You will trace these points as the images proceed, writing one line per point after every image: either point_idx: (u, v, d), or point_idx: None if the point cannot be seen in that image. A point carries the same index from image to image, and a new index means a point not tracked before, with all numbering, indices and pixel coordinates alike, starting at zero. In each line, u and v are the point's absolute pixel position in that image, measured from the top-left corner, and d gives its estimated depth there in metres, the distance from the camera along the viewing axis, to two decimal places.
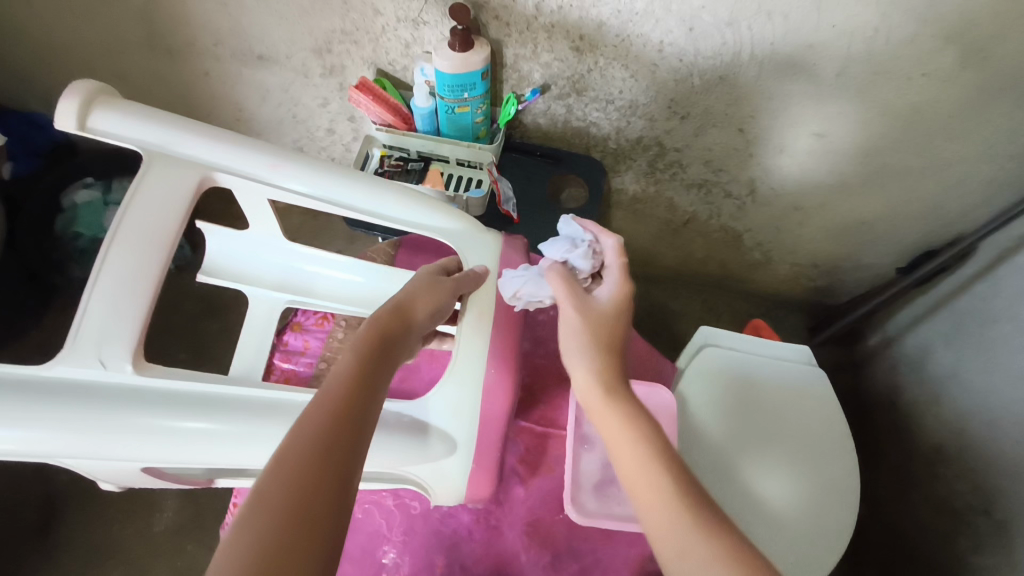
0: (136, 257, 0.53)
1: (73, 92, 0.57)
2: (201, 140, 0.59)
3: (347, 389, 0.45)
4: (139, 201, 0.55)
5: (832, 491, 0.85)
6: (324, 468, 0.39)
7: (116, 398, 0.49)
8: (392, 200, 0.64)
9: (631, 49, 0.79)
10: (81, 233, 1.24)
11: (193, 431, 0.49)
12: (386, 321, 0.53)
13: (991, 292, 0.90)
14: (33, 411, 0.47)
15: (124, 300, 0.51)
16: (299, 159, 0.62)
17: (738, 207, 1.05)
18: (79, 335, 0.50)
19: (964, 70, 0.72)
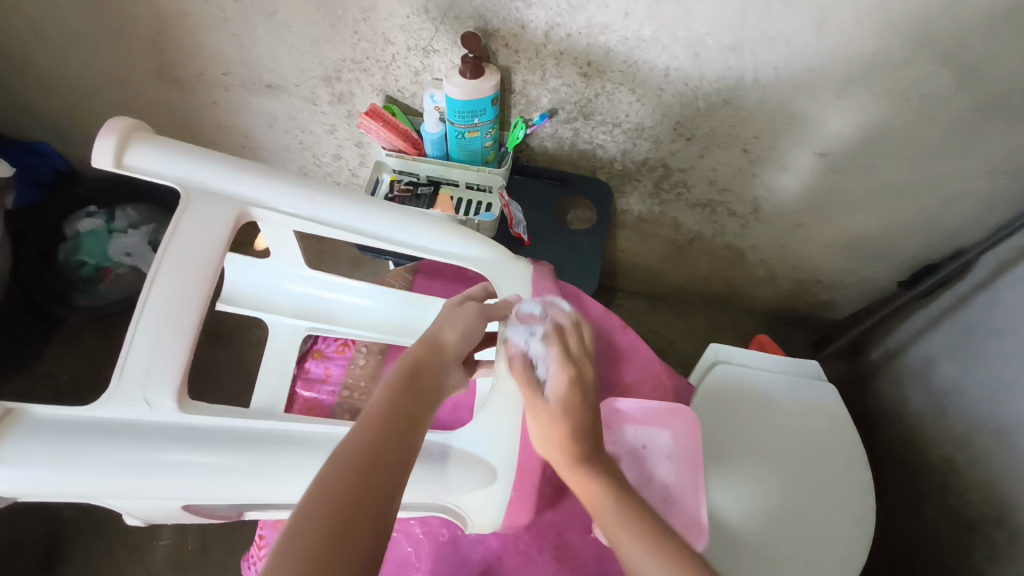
0: (179, 291, 0.53)
1: (110, 129, 0.57)
2: (236, 174, 0.59)
3: (386, 421, 0.47)
4: (180, 235, 0.55)
5: (849, 506, 0.86)
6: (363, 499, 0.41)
7: (160, 437, 0.50)
8: (424, 229, 0.64)
9: (638, 74, 0.81)
10: (85, 262, 1.24)
11: (234, 470, 0.50)
12: (421, 355, 0.55)
13: (994, 306, 0.91)
14: (80, 453, 0.48)
15: (168, 338, 0.52)
16: (334, 192, 0.62)
17: (742, 225, 1.07)
18: (125, 373, 0.51)
19: (962, 92, 0.73)
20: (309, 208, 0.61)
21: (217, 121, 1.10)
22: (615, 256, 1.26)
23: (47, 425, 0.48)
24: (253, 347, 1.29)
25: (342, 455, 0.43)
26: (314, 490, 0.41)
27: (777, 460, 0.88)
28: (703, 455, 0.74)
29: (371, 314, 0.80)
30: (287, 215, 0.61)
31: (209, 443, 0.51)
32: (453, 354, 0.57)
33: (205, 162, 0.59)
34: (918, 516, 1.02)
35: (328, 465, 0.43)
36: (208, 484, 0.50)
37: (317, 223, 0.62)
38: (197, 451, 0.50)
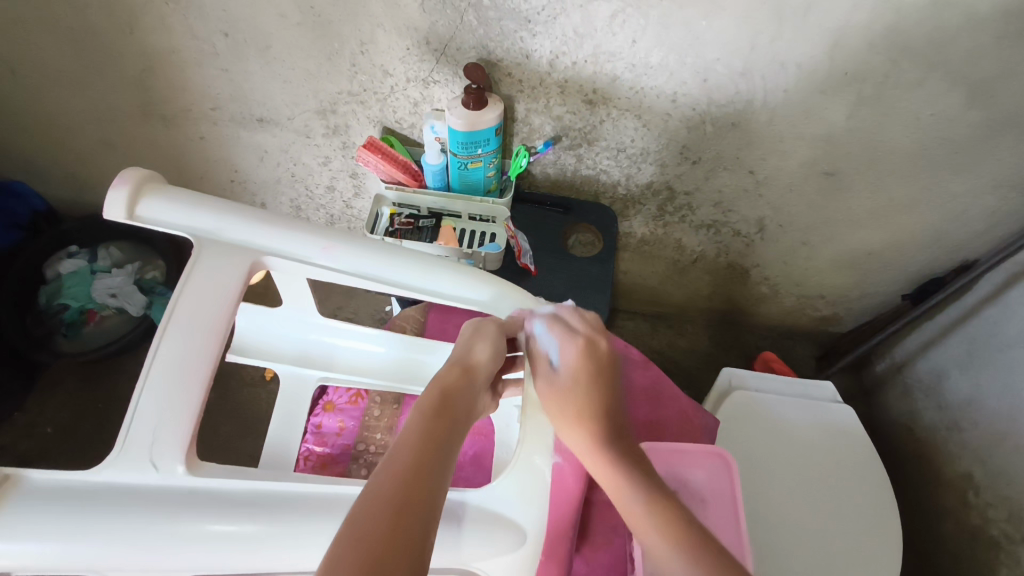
0: (190, 343, 0.50)
1: (122, 180, 0.56)
2: (252, 223, 0.57)
3: (423, 447, 0.46)
4: (193, 284, 0.53)
5: (875, 531, 0.84)
6: (406, 524, 0.41)
7: (163, 504, 0.46)
8: (446, 277, 0.61)
9: (644, 100, 0.80)
10: (67, 304, 1.20)
11: (243, 540, 0.46)
12: (451, 378, 0.54)
13: (1004, 317, 0.91)
14: (77, 525, 0.44)
15: (176, 397, 0.49)
16: (352, 240, 0.59)
17: (746, 245, 1.05)
18: (131, 435, 0.47)
19: (971, 110, 0.72)
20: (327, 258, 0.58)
21: (205, 156, 1.07)
22: (618, 278, 1.24)
23: (46, 494, 0.45)
24: (245, 387, 1.25)
25: (380, 479, 0.43)
26: (356, 520, 0.40)
27: (801, 486, 0.86)
28: (742, 498, 0.70)
29: (373, 359, 0.81)
30: (304, 264, 0.58)
31: (218, 517, 0.46)
32: (485, 376, 0.56)
33: (220, 212, 0.57)
34: (938, 531, 1.02)
35: (368, 491, 0.42)
36: (221, 553, 0.46)
37: (333, 272, 0.59)
38: (206, 521, 0.46)
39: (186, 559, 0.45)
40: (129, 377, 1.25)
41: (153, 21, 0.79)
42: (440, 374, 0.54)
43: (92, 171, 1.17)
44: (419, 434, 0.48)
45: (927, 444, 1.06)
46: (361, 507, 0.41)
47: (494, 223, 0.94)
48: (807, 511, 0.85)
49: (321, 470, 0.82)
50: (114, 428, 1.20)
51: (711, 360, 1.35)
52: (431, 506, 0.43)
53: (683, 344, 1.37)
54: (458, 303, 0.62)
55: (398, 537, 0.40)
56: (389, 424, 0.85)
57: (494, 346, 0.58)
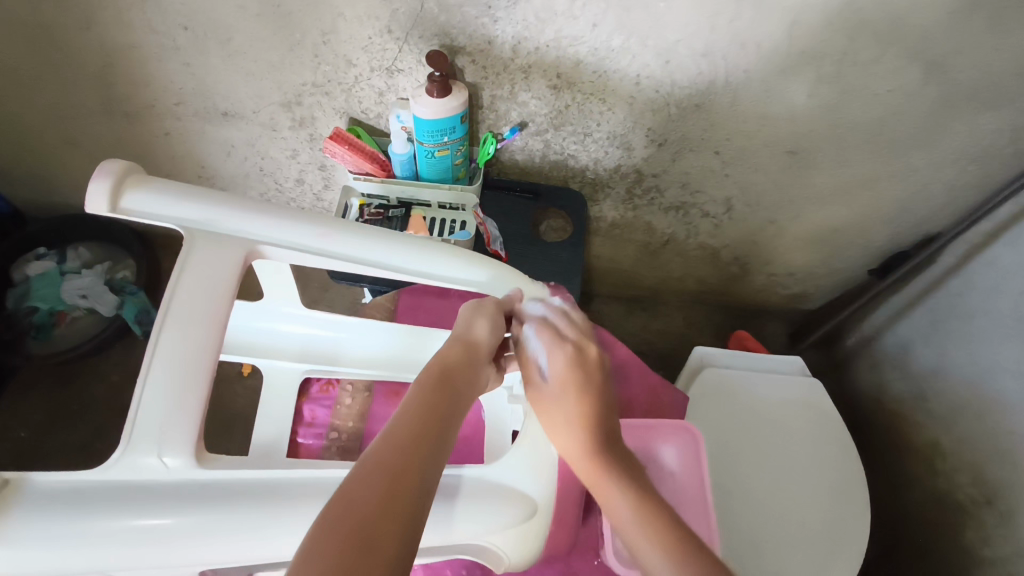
0: (193, 335, 0.47)
1: (99, 172, 0.51)
2: (247, 212, 0.54)
3: (424, 417, 0.47)
4: (189, 276, 0.49)
5: (847, 499, 0.87)
6: (403, 490, 0.41)
7: (182, 499, 0.45)
8: (447, 259, 0.60)
9: (608, 84, 0.80)
10: (36, 307, 1.17)
11: (255, 532, 0.46)
12: (451, 355, 0.54)
13: (964, 288, 0.94)
14: (91, 527, 0.42)
15: (179, 396, 0.45)
16: (351, 226, 0.57)
17: (715, 225, 1.07)
18: (134, 433, 0.44)
19: (925, 85, 0.74)
20: (327, 245, 0.56)
21: (170, 151, 1.05)
22: (591, 262, 1.25)
23: (51, 496, 0.43)
24: (222, 383, 1.24)
25: (380, 446, 0.43)
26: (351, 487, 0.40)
27: (771, 458, 0.89)
28: (709, 470, 0.73)
29: (372, 349, 0.81)
30: (303, 251, 0.56)
31: (230, 508, 0.46)
32: (485, 352, 0.57)
33: (211, 201, 0.54)
34: (907, 497, 1.05)
35: (366, 458, 0.42)
36: (237, 542, 0.46)
37: (335, 258, 0.57)
38: (220, 517, 0.45)
39: (200, 554, 0.45)
40: (103, 378, 1.24)
41: (109, 15, 0.78)
42: (441, 350, 0.55)
43: (54, 171, 1.14)
44: (420, 405, 0.48)
45: (895, 414, 1.09)
46: (359, 472, 0.41)
47: (464, 211, 0.95)
48: (779, 482, 0.87)
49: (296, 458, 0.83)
50: (90, 430, 1.19)
51: (686, 341, 1.38)
52: (429, 475, 0.43)
53: (658, 327, 1.38)
54: (461, 284, 0.61)
55: (394, 502, 0.40)
56: (361, 412, 0.87)
57: (493, 321, 0.59)
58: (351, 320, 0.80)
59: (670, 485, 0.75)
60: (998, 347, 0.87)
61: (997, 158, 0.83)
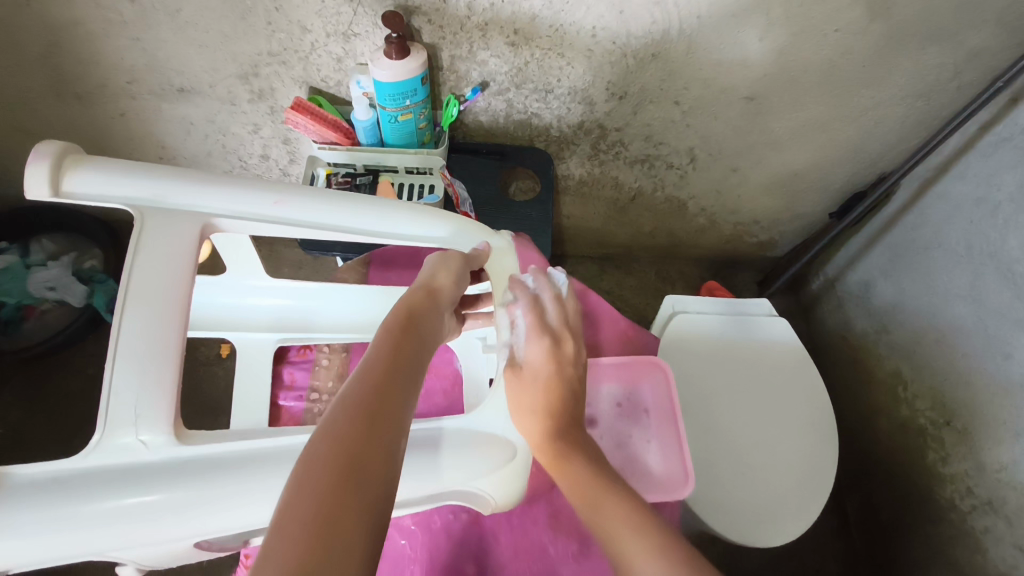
0: (158, 316, 0.47)
1: (38, 155, 0.50)
2: (196, 185, 0.53)
3: (393, 359, 0.46)
4: (143, 254, 0.49)
5: (811, 432, 0.91)
6: (378, 429, 0.40)
7: (165, 475, 0.45)
8: (406, 216, 0.61)
9: (565, 38, 0.81)
10: (3, 302, 1.15)
11: (248, 499, 0.46)
12: (416, 300, 0.55)
13: (920, 223, 0.97)
14: (79, 511, 0.42)
15: (151, 371, 0.45)
16: (302, 191, 0.57)
17: (680, 176, 1.09)
18: (110, 416, 0.45)
19: (872, 22, 0.76)
20: (286, 215, 0.56)
21: (128, 133, 1.03)
22: (561, 223, 1.27)
23: (33, 487, 0.42)
24: (202, 365, 1.24)
25: (360, 381, 0.43)
26: (327, 429, 0.39)
27: (742, 395, 0.92)
28: (680, 408, 0.75)
29: (344, 314, 0.83)
30: (260, 222, 0.56)
31: (221, 477, 0.46)
32: (445, 301, 0.58)
33: (156, 177, 0.53)
34: (873, 427, 1.10)
35: (342, 394, 0.42)
36: (233, 512, 0.45)
37: (289, 225, 0.57)
38: (211, 486, 0.45)
39: (199, 527, 0.44)
40: (79, 371, 1.23)
41: None
42: (404, 301, 0.55)
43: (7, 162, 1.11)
44: (385, 350, 0.47)
45: (861, 350, 1.14)
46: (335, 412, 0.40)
47: (431, 174, 0.95)
48: (752, 416, 0.91)
49: (280, 422, 0.85)
50: (70, 426, 1.18)
51: (659, 295, 1.41)
52: (399, 413, 0.42)
53: (632, 283, 1.41)
54: (423, 242, 0.63)
55: (377, 435, 0.40)
56: (338, 372, 0.89)
57: (456, 274, 0.60)
58: (318, 285, 0.81)
59: (644, 423, 0.78)
60: (952, 275, 0.91)
61: (944, 92, 0.86)
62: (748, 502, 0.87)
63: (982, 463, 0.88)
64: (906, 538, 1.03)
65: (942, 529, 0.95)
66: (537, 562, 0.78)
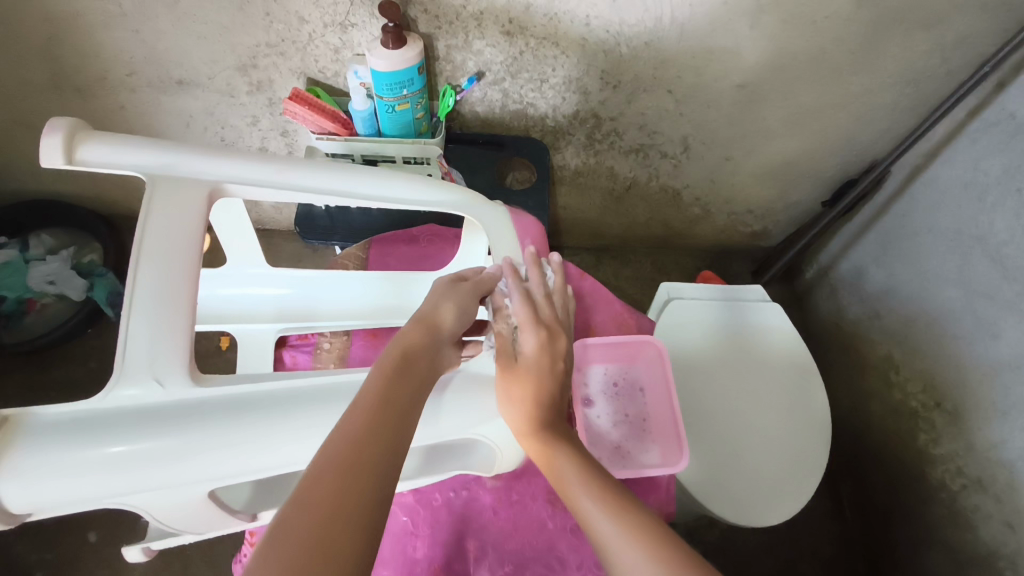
0: (168, 274, 0.48)
1: (53, 127, 0.52)
2: (205, 155, 0.55)
3: (381, 411, 0.43)
4: (153, 223, 0.50)
5: (799, 397, 0.93)
6: (363, 479, 0.39)
7: (185, 417, 0.45)
8: (402, 181, 0.63)
9: (560, 27, 0.82)
10: (4, 296, 1.16)
11: (256, 438, 0.47)
12: (413, 336, 0.51)
13: (910, 209, 0.99)
14: (104, 450, 0.43)
15: (167, 327, 0.47)
16: (305, 162, 0.59)
17: (674, 165, 1.10)
18: (127, 360, 0.45)
19: (860, 10, 0.77)
20: (288, 180, 0.58)
21: (127, 126, 1.04)
22: (558, 214, 1.28)
23: (57, 428, 0.43)
24: (202, 358, 1.25)
25: (343, 439, 0.40)
26: (310, 475, 0.38)
27: (735, 379, 0.93)
28: (674, 386, 0.76)
29: (345, 299, 0.84)
30: (266, 188, 0.57)
31: (236, 416, 0.46)
32: (448, 332, 0.54)
33: (164, 145, 0.54)
34: (867, 411, 1.12)
35: (321, 452, 0.39)
36: (243, 453, 0.46)
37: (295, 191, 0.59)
38: (223, 428, 0.46)
39: (215, 465, 0.46)
40: (80, 364, 1.24)
41: None
42: (401, 335, 0.51)
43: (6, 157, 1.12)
44: (375, 395, 0.44)
45: (854, 336, 1.15)
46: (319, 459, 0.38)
47: (429, 164, 0.97)
48: (747, 400, 0.92)
49: None
50: None
51: (655, 285, 1.42)
52: (387, 465, 0.40)
53: (628, 274, 1.43)
54: (423, 206, 0.64)
55: (355, 502, 0.37)
56: (340, 354, 0.89)
57: (461, 310, 0.56)
58: (318, 271, 0.83)
59: (640, 400, 0.79)
60: (942, 259, 0.92)
61: (932, 78, 0.87)
62: (742, 483, 0.88)
63: (972, 443, 0.89)
64: (899, 519, 1.04)
65: (934, 508, 0.97)
66: (537, 539, 0.79)
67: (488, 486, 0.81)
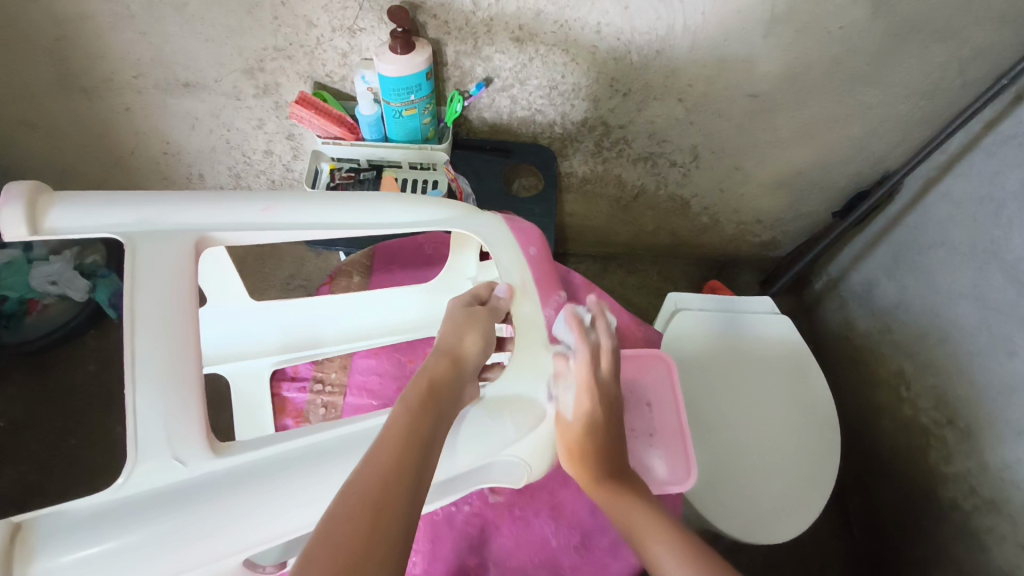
0: (166, 341, 0.46)
1: (8, 197, 0.49)
2: (188, 204, 0.54)
3: (405, 441, 0.45)
4: (141, 281, 0.48)
5: (816, 430, 0.91)
6: (394, 492, 0.41)
7: (211, 489, 0.44)
8: (392, 206, 0.64)
9: (570, 34, 0.81)
10: (6, 296, 1.13)
11: (290, 501, 0.45)
12: (438, 369, 0.55)
13: (923, 222, 0.98)
14: (134, 541, 0.41)
15: (170, 392, 0.45)
16: (290, 197, 0.59)
17: (683, 174, 1.08)
18: (140, 443, 0.44)
19: (876, 20, 0.76)
20: (274, 218, 0.58)
21: (132, 129, 1.03)
22: (565, 221, 1.27)
23: (81, 523, 0.41)
24: None
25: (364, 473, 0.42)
26: (339, 505, 0.40)
27: (739, 393, 0.92)
28: (684, 401, 0.77)
29: (349, 323, 0.86)
30: (251, 233, 0.57)
31: (270, 484, 0.45)
32: (470, 365, 0.58)
33: (138, 203, 0.53)
34: (876, 426, 1.10)
35: (345, 486, 0.41)
36: (278, 516, 0.45)
37: (285, 229, 0.59)
38: (256, 496, 0.44)
39: (254, 535, 0.44)
40: (82, 367, 1.23)
41: None
42: (428, 365, 0.56)
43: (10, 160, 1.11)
44: (404, 421, 0.48)
45: (863, 350, 1.14)
46: (356, 476, 0.42)
47: (436, 170, 0.96)
48: (754, 415, 0.91)
49: (284, 413, 0.86)
50: (71, 425, 1.17)
51: (661, 293, 1.41)
52: (416, 483, 0.43)
53: (634, 282, 1.42)
54: (421, 225, 0.65)
55: (379, 531, 0.39)
56: (343, 363, 0.89)
57: (481, 337, 0.61)
58: (313, 301, 0.84)
59: (646, 415, 0.78)
60: (955, 274, 0.91)
61: (948, 91, 0.86)
62: (749, 498, 0.87)
63: (985, 462, 0.88)
64: (908, 537, 1.02)
65: (944, 527, 0.95)
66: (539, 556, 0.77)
67: (491, 501, 0.80)
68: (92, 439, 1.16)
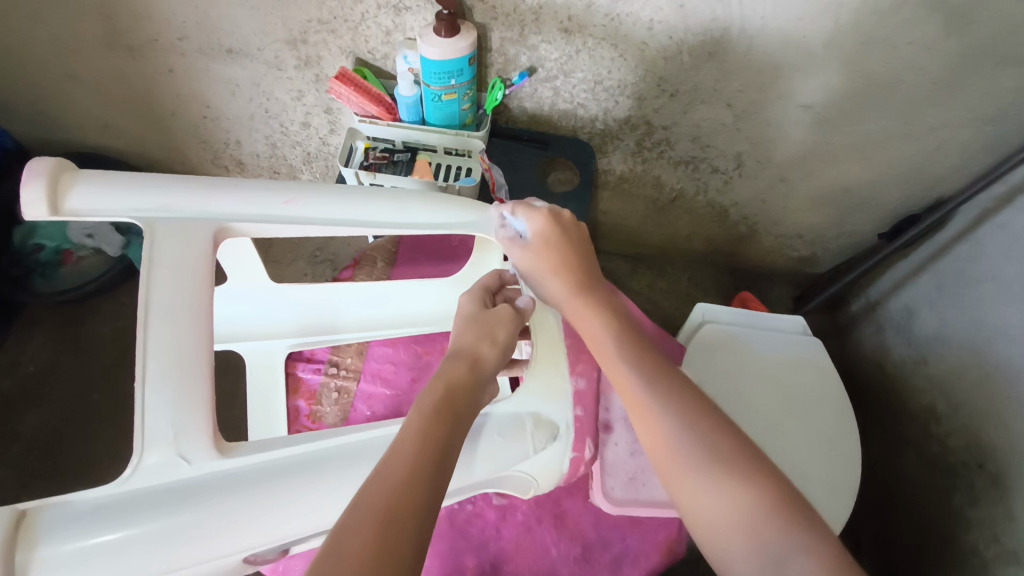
0: (180, 334, 0.47)
1: (34, 174, 0.51)
2: (208, 192, 0.55)
3: (420, 449, 0.44)
4: (159, 271, 0.49)
5: (834, 463, 0.88)
6: (410, 500, 0.40)
7: (212, 493, 0.45)
8: (417, 204, 0.63)
9: (620, 29, 0.78)
10: (42, 245, 1.18)
11: (294, 509, 0.47)
12: (454, 372, 0.53)
13: (974, 253, 0.93)
14: (135, 538, 0.43)
15: (178, 386, 0.46)
16: (312, 192, 0.58)
17: (724, 181, 1.05)
18: (148, 434, 0.45)
19: (947, 37, 0.71)
20: (295, 212, 0.57)
21: (173, 91, 1.04)
22: (597, 218, 1.24)
23: (87, 515, 0.42)
24: None
25: (379, 481, 0.41)
26: (355, 514, 0.39)
27: (761, 417, 0.88)
28: None
29: (371, 313, 0.86)
30: (276, 224, 0.57)
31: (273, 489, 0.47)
32: (487, 369, 0.56)
33: (161, 188, 0.54)
34: (901, 460, 1.06)
35: (359, 495, 0.41)
36: (274, 525, 0.46)
37: (306, 223, 0.58)
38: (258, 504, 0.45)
39: (248, 538, 0.46)
40: (110, 320, 1.25)
41: None
42: (443, 370, 0.53)
43: (55, 113, 1.12)
44: (418, 428, 0.46)
45: (896, 380, 1.09)
46: (369, 485, 0.41)
47: (470, 157, 0.94)
48: (773, 440, 0.88)
49: (297, 394, 0.86)
50: (94, 378, 1.19)
51: (691, 300, 1.37)
52: (433, 490, 0.42)
53: (663, 286, 1.38)
54: (445, 227, 0.64)
55: (395, 538, 0.38)
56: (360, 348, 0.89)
57: (505, 338, 0.59)
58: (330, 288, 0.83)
59: None
60: (1003, 309, 0.86)
61: (1017, 118, 0.81)
62: None
63: (1013, 511, 0.84)
64: None
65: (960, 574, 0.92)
66: (536, 564, 0.76)
67: (494, 503, 0.80)
68: (113, 392, 1.18)
